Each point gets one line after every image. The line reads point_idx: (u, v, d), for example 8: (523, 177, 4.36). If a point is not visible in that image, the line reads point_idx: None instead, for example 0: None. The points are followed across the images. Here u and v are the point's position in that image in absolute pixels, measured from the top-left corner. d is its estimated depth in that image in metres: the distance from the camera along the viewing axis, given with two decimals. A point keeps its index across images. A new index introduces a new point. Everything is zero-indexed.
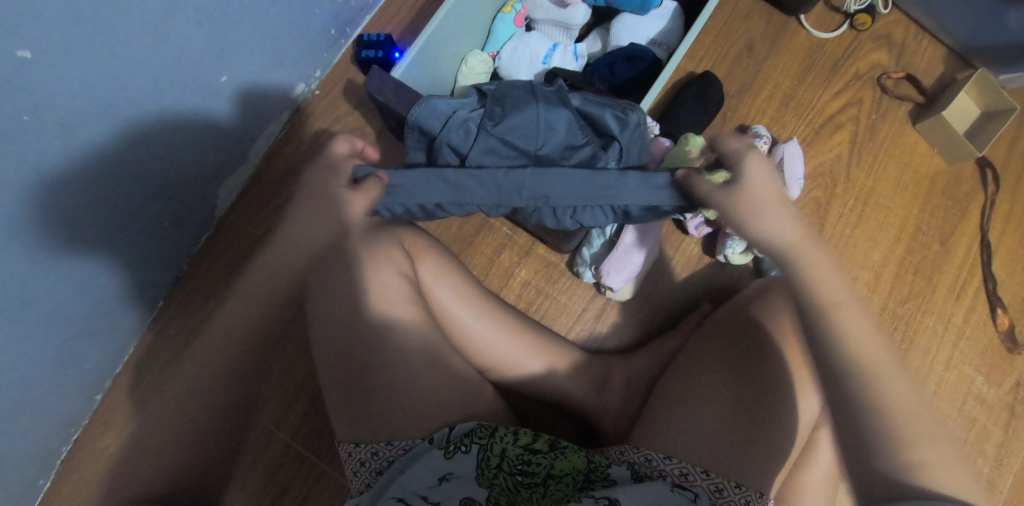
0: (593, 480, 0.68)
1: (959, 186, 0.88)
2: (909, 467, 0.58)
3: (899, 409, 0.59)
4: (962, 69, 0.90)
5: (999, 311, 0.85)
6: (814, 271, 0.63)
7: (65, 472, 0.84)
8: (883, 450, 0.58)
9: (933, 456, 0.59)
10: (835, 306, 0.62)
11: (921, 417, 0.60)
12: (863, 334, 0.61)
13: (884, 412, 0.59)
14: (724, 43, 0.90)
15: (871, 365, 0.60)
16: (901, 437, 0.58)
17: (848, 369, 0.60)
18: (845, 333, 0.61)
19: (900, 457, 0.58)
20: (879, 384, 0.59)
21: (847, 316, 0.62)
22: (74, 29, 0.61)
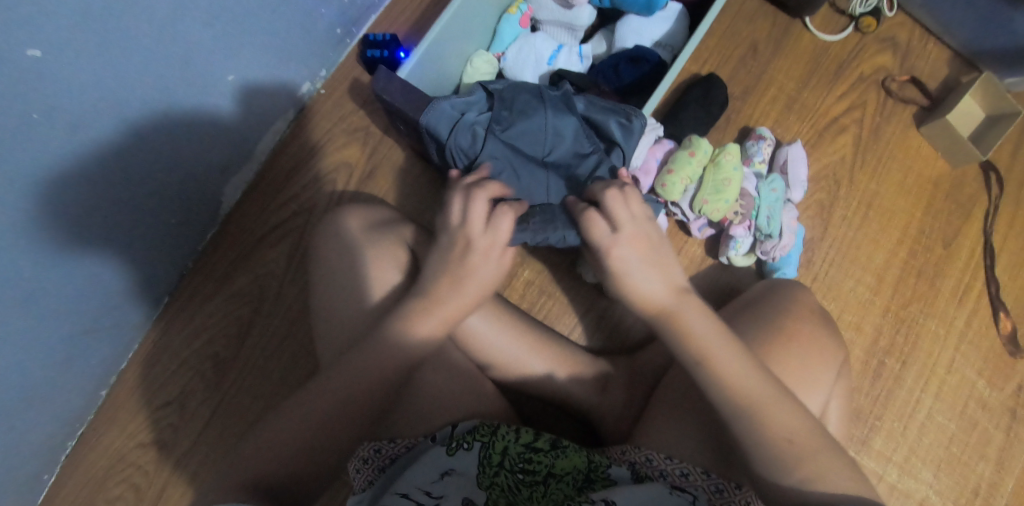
0: (594, 480, 0.68)
1: (962, 190, 0.88)
2: (806, 483, 0.63)
3: (749, 437, 0.64)
4: (966, 73, 0.90)
5: (1002, 315, 0.85)
6: (697, 324, 0.68)
7: (70, 467, 0.85)
8: (773, 470, 0.63)
9: (817, 470, 0.63)
10: (710, 356, 0.66)
11: (801, 436, 0.64)
12: (744, 377, 0.65)
13: (754, 432, 0.64)
14: (728, 45, 0.90)
15: (744, 401, 0.65)
16: (782, 458, 0.63)
17: (731, 407, 0.65)
18: (722, 374, 0.66)
19: (792, 475, 0.63)
20: (772, 418, 0.64)
21: (717, 363, 0.66)
22: (82, 28, 0.62)
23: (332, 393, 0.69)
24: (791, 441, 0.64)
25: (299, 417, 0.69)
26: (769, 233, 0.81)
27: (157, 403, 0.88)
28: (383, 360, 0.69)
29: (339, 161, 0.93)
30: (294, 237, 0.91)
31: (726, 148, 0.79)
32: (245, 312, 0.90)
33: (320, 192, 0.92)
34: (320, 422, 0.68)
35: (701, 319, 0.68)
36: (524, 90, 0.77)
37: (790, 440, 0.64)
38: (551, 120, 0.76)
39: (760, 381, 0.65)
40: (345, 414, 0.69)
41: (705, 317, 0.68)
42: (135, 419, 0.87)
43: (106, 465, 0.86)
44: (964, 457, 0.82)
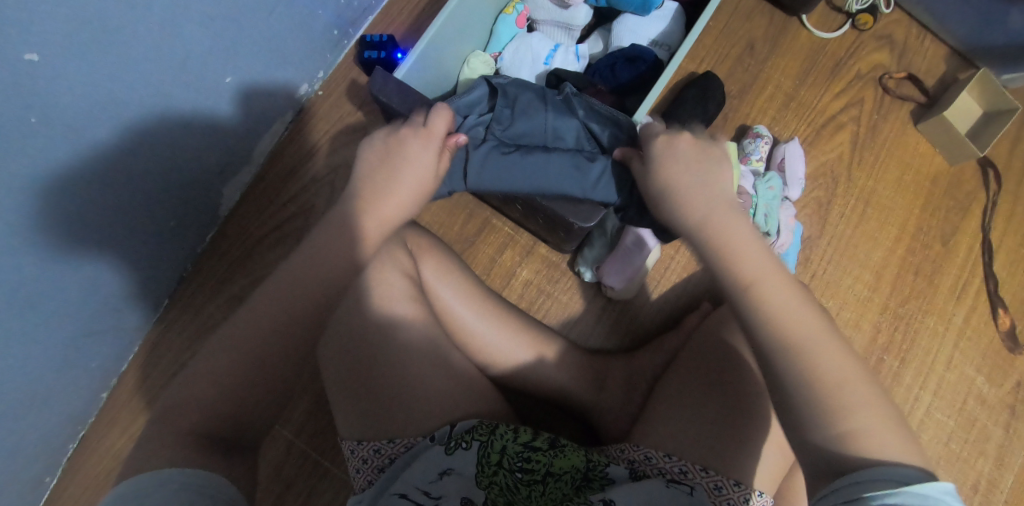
0: (592, 479, 0.69)
1: (960, 186, 0.88)
2: (852, 436, 0.51)
3: (793, 376, 0.54)
4: (964, 69, 0.90)
5: (1000, 312, 0.85)
6: (748, 246, 0.59)
7: (72, 469, 0.86)
8: (819, 422, 0.52)
9: (870, 424, 0.52)
10: (757, 282, 0.57)
11: (856, 386, 0.53)
12: (792, 306, 0.56)
13: (797, 371, 0.54)
14: (725, 43, 0.90)
15: (787, 333, 0.55)
16: (829, 405, 0.52)
17: (777, 346, 0.55)
18: (772, 304, 0.56)
19: (834, 427, 0.52)
20: (820, 356, 0.54)
21: (767, 290, 0.57)
22: (79, 33, 0.62)
23: (260, 318, 0.65)
24: (845, 380, 0.53)
25: (223, 353, 0.65)
26: (767, 231, 0.81)
27: (157, 404, 0.88)
28: (313, 274, 0.66)
29: (338, 162, 0.93)
30: (293, 238, 0.92)
31: (722, 147, 0.80)
32: None
33: (318, 193, 0.92)
34: (248, 354, 0.65)
35: (749, 238, 0.60)
36: (526, 91, 0.76)
37: (843, 384, 0.53)
38: (550, 121, 0.75)
39: (811, 314, 0.56)
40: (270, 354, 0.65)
41: (762, 248, 0.59)
42: (136, 421, 0.87)
43: (108, 467, 0.86)
44: (963, 454, 0.82)
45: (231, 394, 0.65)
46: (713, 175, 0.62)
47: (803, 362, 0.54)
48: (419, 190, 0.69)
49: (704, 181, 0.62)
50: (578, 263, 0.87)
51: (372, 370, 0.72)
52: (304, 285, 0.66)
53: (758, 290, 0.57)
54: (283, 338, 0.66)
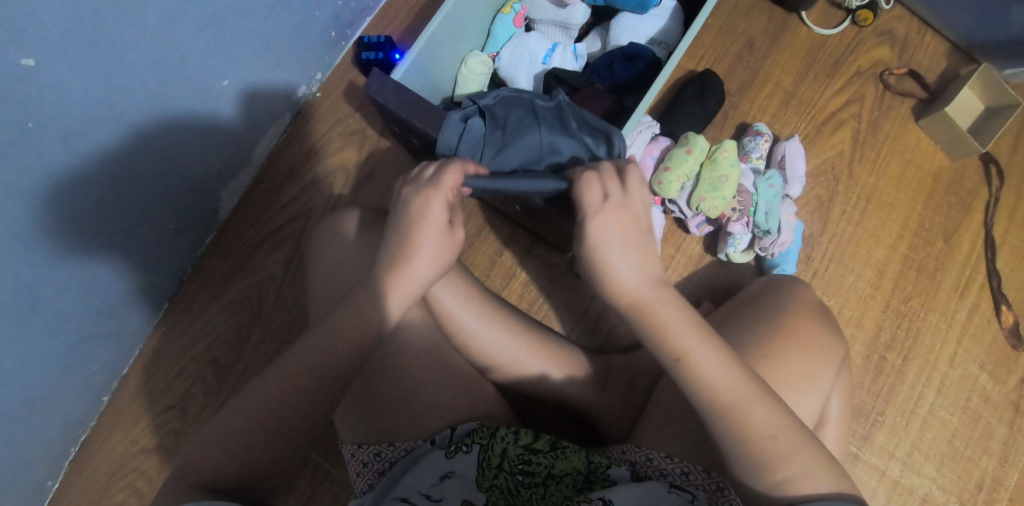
0: (593, 481, 0.68)
1: (962, 183, 0.87)
2: (787, 485, 0.57)
3: (726, 440, 0.59)
4: (965, 65, 0.89)
5: (1004, 309, 0.84)
6: (675, 318, 0.62)
7: (74, 473, 0.86)
8: (754, 476, 0.58)
9: (799, 469, 0.57)
10: (688, 353, 0.61)
11: (787, 436, 0.58)
12: (720, 373, 0.60)
13: (730, 435, 0.59)
14: (724, 41, 0.90)
15: (721, 400, 0.59)
16: (761, 461, 0.57)
17: (713, 409, 0.59)
18: (701, 375, 0.60)
19: (768, 479, 0.57)
20: (750, 418, 0.58)
21: (698, 362, 0.60)
22: (74, 37, 0.62)
23: (292, 371, 0.64)
24: (775, 436, 0.58)
25: (246, 404, 0.63)
26: (767, 230, 0.81)
27: (159, 408, 0.88)
28: (346, 335, 0.65)
29: (336, 164, 0.93)
30: (292, 241, 0.91)
31: (722, 145, 0.79)
32: (244, 318, 0.90)
33: (317, 195, 0.92)
34: (273, 408, 0.63)
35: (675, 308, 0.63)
36: (514, 109, 0.76)
37: (774, 437, 0.58)
38: (542, 133, 0.75)
39: (739, 375, 0.60)
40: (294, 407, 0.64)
41: (683, 314, 0.62)
42: (137, 425, 0.87)
43: (109, 471, 0.86)
44: (968, 452, 0.82)
45: (255, 443, 0.63)
46: (638, 251, 0.64)
47: (735, 426, 0.58)
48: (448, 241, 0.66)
49: (627, 258, 0.63)
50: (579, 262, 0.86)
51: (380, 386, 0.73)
52: (337, 346, 0.64)
53: (693, 363, 0.61)
54: (313, 394, 0.64)
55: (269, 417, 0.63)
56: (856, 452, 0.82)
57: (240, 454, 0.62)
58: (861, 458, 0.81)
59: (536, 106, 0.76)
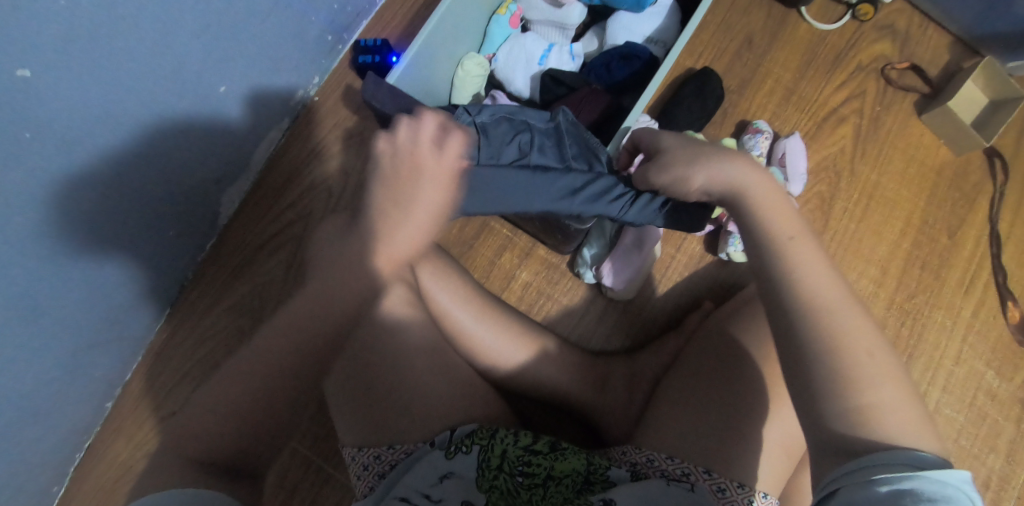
0: (593, 482, 0.68)
1: (966, 178, 0.86)
2: (865, 412, 0.52)
3: (819, 344, 0.54)
4: (968, 58, 0.88)
5: (1010, 305, 0.83)
6: (777, 222, 0.60)
7: (79, 479, 0.86)
8: (833, 392, 0.53)
9: (885, 398, 0.53)
10: (791, 256, 0.58)
11: (878, 358, 0.54)
12: (823, 282, 0.57)
13: (819, 343, 0.54)
14: (722, 38, 0.89)
15: (815, 303, 0.56)
16: (846, 378, 0.53)
17: (807, 315, 0.55)
18: (804, 279, 0.57)
19: (849, 400, 0.53)
20: (846, 331, 0.55)
21: (801, 266, 0.58)
22: (71, 47, 0.62)
23: (275, 350, 0.67)
24: (871, 354, 0.54)
25: (237, 383, 0.68)
26: None
27: (162, 413, 0.88)
28: (327, 313, 0.67)
29: (336, 168, 0.93)
30: (292, 244, 0.91)
31: (721, 145, 0.79)
32: (245, 322, 0.90)
33: (316, 199, 0.92)
34: (258, 386, 0.68)
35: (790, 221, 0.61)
36: (511, 130, 0.73)
37: (870, 353, 0.54)
38: (535, 160, 0.72)
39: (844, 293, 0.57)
40: (274, 377, 0.68)
41: (789, 217, 0.61)
42: (141, 430, 0.88)
43: (114, 477, 0.87)
44: (975, 451, 0.81)
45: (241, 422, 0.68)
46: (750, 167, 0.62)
47: (830, 331, 0.54)
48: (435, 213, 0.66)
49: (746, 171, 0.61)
50: (577, 263, 0.86)
51: (372, 386, 0.72)
52: (310, 323, 0.67)
53: (794, 259, 0.58)
54: (294, 367, 0.68)
55: (254, 398, 0.68)
56: None
57: (229, 431, 0.68)
58: None
59: (534, 129, 0.74)
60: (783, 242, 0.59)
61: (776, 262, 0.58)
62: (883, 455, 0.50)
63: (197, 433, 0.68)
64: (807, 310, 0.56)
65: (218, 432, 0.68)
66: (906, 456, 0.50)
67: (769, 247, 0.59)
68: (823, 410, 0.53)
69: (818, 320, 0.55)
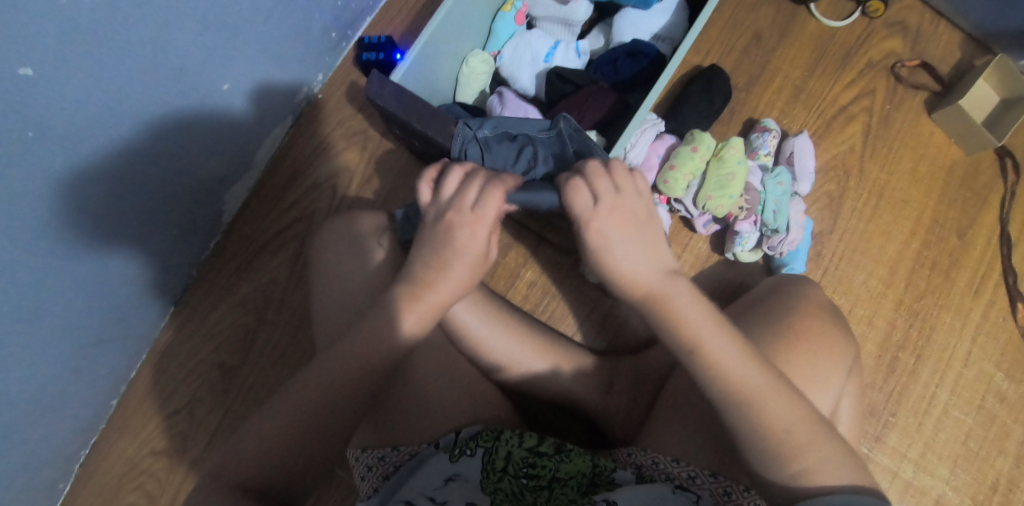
0: (599, 484, 0.68)
1: (977, 177, 0.85)
2: (802, 476, 0.56)
3: (745, 433, 0.58)
4: (980, 55, 0.87)
5: (1020, 306, 0.82)
6: (684, 308, 0.61)
7: (84, 476, 0.86)
8: (774, 464, 0.57)
9: (817, 461, 0.57)
10: (701, 343, 0.60)
11: (800, 418, 0.58)
12: (736, 360, 0.59)
13: (748, 427, 0.58)
14: (730, 35, 0.88)
15: (737, 391, 0.58)
16: (781, 453, 0.57)
17: (729, 402, 0.58)
18: (719, 366, 0.59)
19: (785, 471, 0.57)
20: (769, 409, 0.57)
21: (715, 354, 0.59)
22: (72, 45, 0.61)
23: (327, 384, 0.64)
24: (792, 428, 0.57)
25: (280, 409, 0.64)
26: (776, 228, 0.79)
27: (167, 410, 0.88)
28: (373, 352, 0.65)
29: (340, 166, 0.92)
30: (297, 243, 0.91)
31: (730, 142, 0.78)
32: (250, 320, 0.90)
33: (320, 197, 0.92)
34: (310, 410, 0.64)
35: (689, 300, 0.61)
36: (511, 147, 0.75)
37: (789, 430, 0.57)
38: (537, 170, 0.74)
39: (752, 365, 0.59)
40: (329, 413, 0.64)
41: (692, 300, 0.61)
42: (146, 428, 0.88)
43: (119, 474, 0.87)
44: (983, 453, 0.80)
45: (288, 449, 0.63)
46: (641, 236, 0.62)
47: (755, 414, 0.57)
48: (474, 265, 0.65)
49: (636, 249, 0.62)
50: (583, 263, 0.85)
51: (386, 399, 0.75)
52: (364, 358, 0.65)
53: (708, 337, 0.60)
54: (341, 405, 0.65)
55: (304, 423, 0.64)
56: (867, 453, 0.80)
57: (274, 462, 0.63)
58: (872, 459, 0.80)
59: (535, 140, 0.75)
60: (692, 325, 0.60)
61: (690, 334, 0.60)
62: (831, 499, 0.55)
63: (256, 459, 0.63)
64: (727, 397, 0.58)
65: (274, 461, 0.63)
66: (837, 497, 0.55)
67: (676, 338, 0.61)
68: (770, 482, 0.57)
69: (738, 409, 0.58)
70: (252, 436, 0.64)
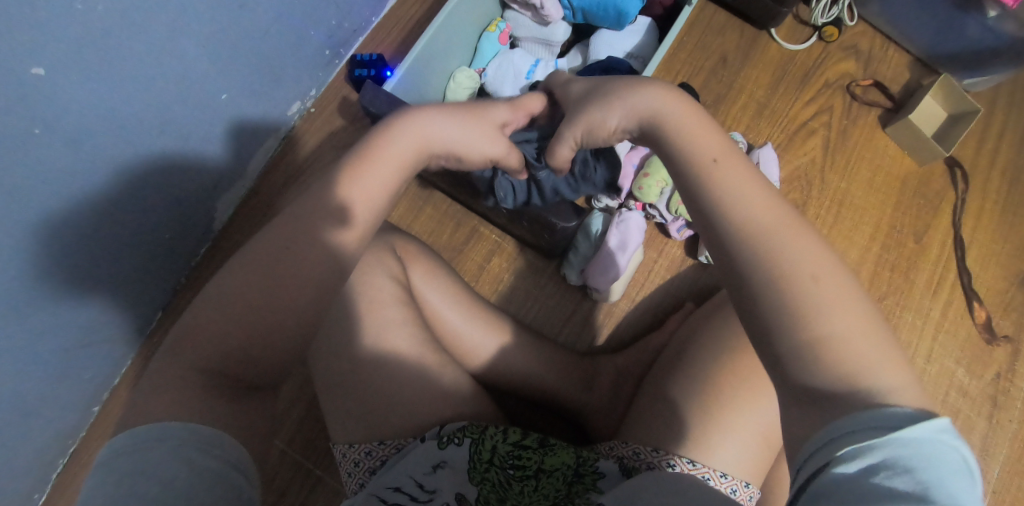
0: (583, 475, 0.67)
1: (930, 185, 0.91)
2: (823, 345, 0.49)
3: (752, 276, 0.52)
4: (927, 76, 0.94)
5: (976, 305, 0.87)
6: (696, 137, 0.58)
7: (61, 485, 0.86)
8: (788, 328, 0.50)
9: (844, 333, 0.49)
10: (712, 165, 0.56)
11: (831, 286, 0.51)
12: (754, 204, 0.54)
13: (755, 265, 0.52)
14: (699, 56, 0.95)
15: (746, 229, 0.53)
16: (795, 309, 0.50)
17: (738, 239, 0.53)
18: (732, 201, 0.55)
19: (802, 336, 0.49)
20: (783, 254, 0.52)
21: (725, 180, 0.56)
22: (81, 51, 0.64)
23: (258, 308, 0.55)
24: (821, 280, 0.51)
25: (225, 304, 0.55)
26: None
27: None
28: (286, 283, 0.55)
29: None
30: None
31: None
32: None
33: None
34: (261, 303, 0.55)
35: (706, 136, 0.58)
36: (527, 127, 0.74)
37: (819, 280, 0.50)
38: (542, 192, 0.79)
39: (769, 210, 0.54)
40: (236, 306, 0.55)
41: (712, 136, 0.58)
42: None
43: None
44: None
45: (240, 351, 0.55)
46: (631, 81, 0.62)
47: (767, 254, 0.52)
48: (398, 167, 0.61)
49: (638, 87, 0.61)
50: (563, 266, 0.88)
51: (359, 368, 0.71)
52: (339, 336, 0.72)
53: (731, 184, 0.55)
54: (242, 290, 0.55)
55: (269, 312, 0.55)
56: None
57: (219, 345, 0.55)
58: None
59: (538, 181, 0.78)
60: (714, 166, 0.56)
61: (687, 137, 0.58)
62: (849, 420, 0.45)
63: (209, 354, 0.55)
64: (733, 235, 0.54)
65: (229, 353, 0.55)
66: (884, 415, 0.44)
67: (693, 167, 0.57)
68: (779, 361, 0.50)
69: (739, 241, 0.53)
70: (211, 323, 0.56)
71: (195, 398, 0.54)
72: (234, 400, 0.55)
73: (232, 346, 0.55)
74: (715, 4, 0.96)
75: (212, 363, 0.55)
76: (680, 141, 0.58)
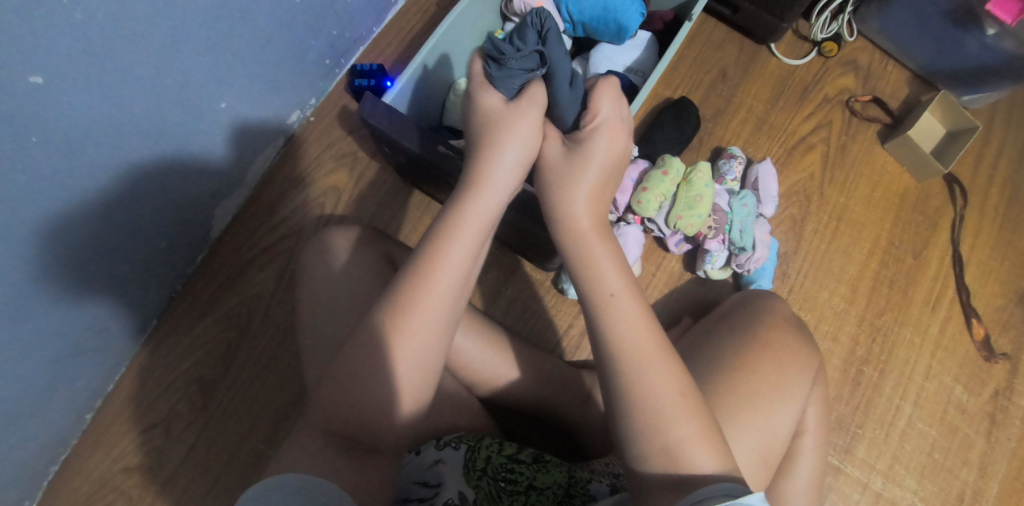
0: (572, 496, 0.67)
1: (929, 201, 0.91)
2: (670, 452, 0.54)
3: (616, 389, 0.57)
4: (926, 92, 0.94)
5: (974, 322, 0.87)
6: (597, 259, 0.60)
7: (51, 494, 0.85)
8: (641, 434, 0.55)
9: (690, 436, 0.54)
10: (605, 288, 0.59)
11: (687, 399, 0.55)
12: (632, 325, 0.58)
13: (618, 379, 0.57)
14: (699, 70, 0.95)
15: (620, 351, 0.57)
16: (652, 419, 0.55)
17: (609, 355, 0.57)
18: (613, 322, 0.58)
19: (656, 442, 0.54)
20: (647, 373, 0.56)
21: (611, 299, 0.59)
22: (78, 59, 0.64)
23: (364, 395, 0.57)
24: (682, 395, 0.55)
25: (341, 378, 0.57)
26: (742, 246, 0.83)
27: (143, 425, 0.88)
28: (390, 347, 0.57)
29: (328, 187, 0.96)
30: (284, 258, 0.94)
31: (698, 166, 0.82)
32: (232, 335, 0.91)
33: (308, 217, 0.96)
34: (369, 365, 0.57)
35: (606, 255, 0.61)
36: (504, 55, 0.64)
37: (676, 395, 0.55)
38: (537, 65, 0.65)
39: (644, 327, 0.58)
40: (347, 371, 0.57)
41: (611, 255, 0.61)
42: (121, 443, 0.87)
43: (89, 491, 0.86)
44: (947, 464, 0.83)
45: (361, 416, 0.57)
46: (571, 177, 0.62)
47: (637, 374, 0.56)
48: (479, 243, 0.60)
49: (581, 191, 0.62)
50: (561, 279, 0.88)
51: None
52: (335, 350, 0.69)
53: (618, 307, 0.58)
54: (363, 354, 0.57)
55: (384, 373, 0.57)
56: (836, 465, 0.83)
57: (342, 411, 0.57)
58: (842, 471, 0.83)
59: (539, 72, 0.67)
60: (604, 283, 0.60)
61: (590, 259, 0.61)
62: (706, 489, 0.51)
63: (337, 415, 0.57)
64: (608, 350, 0.58)
65: (348, 415, 0.57)
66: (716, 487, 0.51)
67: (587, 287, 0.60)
68: (627, 453, 0.56)
69: (609, 353, 0.58)
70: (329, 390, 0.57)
71: (324, 459, 0.55)
72: (350, 459, 0.56)
73: (351, 410, 0.57)
74: (714, 18, 0.97)
75: (341, 426, 0.57)
76: (581, 260, 0.61)
